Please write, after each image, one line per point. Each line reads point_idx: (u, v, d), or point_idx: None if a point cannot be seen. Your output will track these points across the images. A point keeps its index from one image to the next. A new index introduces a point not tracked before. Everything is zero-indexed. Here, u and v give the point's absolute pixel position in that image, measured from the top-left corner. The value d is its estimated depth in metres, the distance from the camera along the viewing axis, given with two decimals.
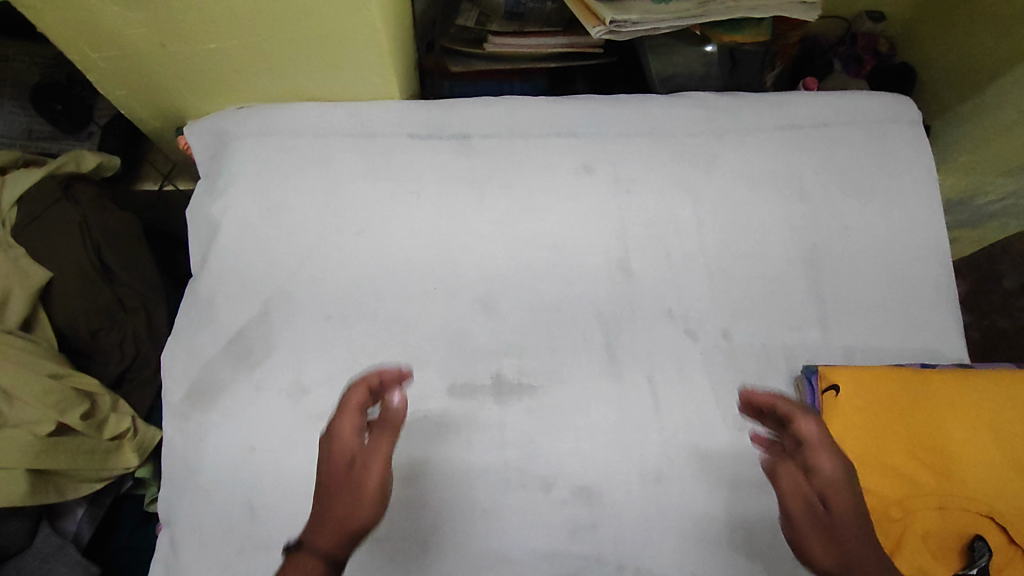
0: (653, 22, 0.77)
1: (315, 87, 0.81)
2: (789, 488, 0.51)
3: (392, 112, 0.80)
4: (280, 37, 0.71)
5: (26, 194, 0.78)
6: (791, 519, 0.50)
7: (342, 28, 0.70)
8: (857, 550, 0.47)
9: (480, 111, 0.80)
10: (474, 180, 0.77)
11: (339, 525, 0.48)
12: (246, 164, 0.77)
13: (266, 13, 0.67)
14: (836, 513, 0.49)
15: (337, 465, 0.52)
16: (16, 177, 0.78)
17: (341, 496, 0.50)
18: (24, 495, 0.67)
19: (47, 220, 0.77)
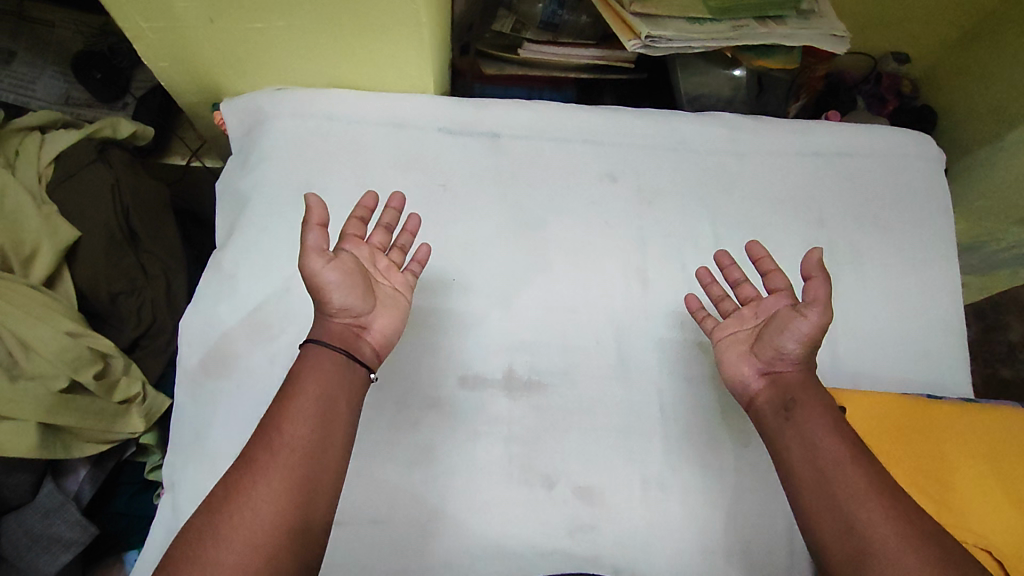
0: (687, 41, 0.79)
1: (353, 76, 0.83)
2: (788, 341, 0.56)
3: (426, 104, 0.81)
4: (324, 22, 0.72)
5: (62, 153, 0.79)
6: (779, 356, 0.57)
7: (385, 19, 0.72)
8: (810, 386, 0.57)
9: (511, 112, 0.82)
10: (499, 179, 0.79)
11: (308, 414, 0.51)
12: (280, 145, 0.79)
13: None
14: (808, 370, 0.58)
15: (309, 371, 0.53)
16: (52, 137, 0.80)
17: (303, 391, 0.52)
18: (34, 447, 0.69)
19: (81, 180, 0.78)
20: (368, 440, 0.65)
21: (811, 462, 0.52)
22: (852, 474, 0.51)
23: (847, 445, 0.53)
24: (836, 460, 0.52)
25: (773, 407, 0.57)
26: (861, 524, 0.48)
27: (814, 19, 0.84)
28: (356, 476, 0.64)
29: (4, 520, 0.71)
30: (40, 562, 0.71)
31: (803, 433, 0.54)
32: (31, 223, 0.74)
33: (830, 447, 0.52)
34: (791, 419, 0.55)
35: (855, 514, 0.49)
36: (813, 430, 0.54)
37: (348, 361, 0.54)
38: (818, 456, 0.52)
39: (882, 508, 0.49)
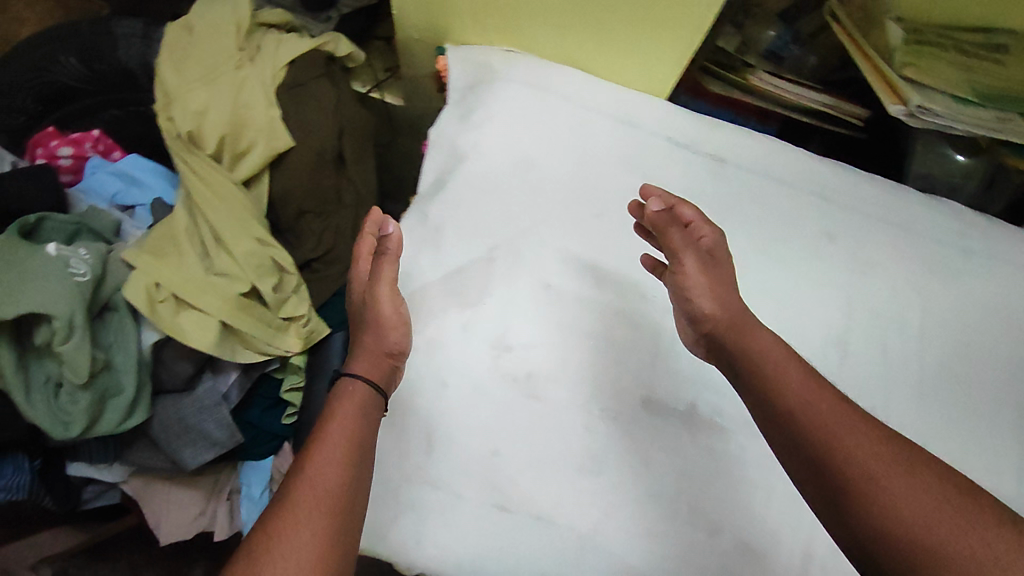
0: (951, 120, 0.74)
1: (591, 61, 0.80)
2: (698, 298, 0.57)
3: (659, 110, 0.78)
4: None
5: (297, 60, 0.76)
6: (696, 313, 0.57)
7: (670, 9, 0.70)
8: (746, 323, 0.55)
9: (741, 139, 0.78)
10: (718, 206, 0.75)
11: (341, 450, 0.52)
12: (506, 109, 0.77)
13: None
14: (733, 309, 0.56)
15: (342, 412, 0.55)
16: (286, 40, 0.75)
17: (341, 423, 0.54)
18: (212, 343, 0.69)
19: (307, 91, 0.75)
20: (543, 436, 0.65)
21: (774, 412, 0.48)
22: (824, 402, 0.47)
23: (802, 380, 0.49)
24: (803, 396, 0.47)
25: (721, 364, 0.56)
26: (852, 465, 0.43)
27: None
28: (529, 468, 0.64)
29: (159, 398, 0.74)
30: (186, 452, 0.74)
31: (767, 382, 0.50)
32: (255, 122, 0.72)
33: (795, 376, 0.49)
34: (738, 376, 0.53)
35: (847, 454, 0.44)
36: (774, 372, 0.50)
37: (371, 396, 0.57)
38: (778, 413, 0.48)
39: (868, 442, 0.44)
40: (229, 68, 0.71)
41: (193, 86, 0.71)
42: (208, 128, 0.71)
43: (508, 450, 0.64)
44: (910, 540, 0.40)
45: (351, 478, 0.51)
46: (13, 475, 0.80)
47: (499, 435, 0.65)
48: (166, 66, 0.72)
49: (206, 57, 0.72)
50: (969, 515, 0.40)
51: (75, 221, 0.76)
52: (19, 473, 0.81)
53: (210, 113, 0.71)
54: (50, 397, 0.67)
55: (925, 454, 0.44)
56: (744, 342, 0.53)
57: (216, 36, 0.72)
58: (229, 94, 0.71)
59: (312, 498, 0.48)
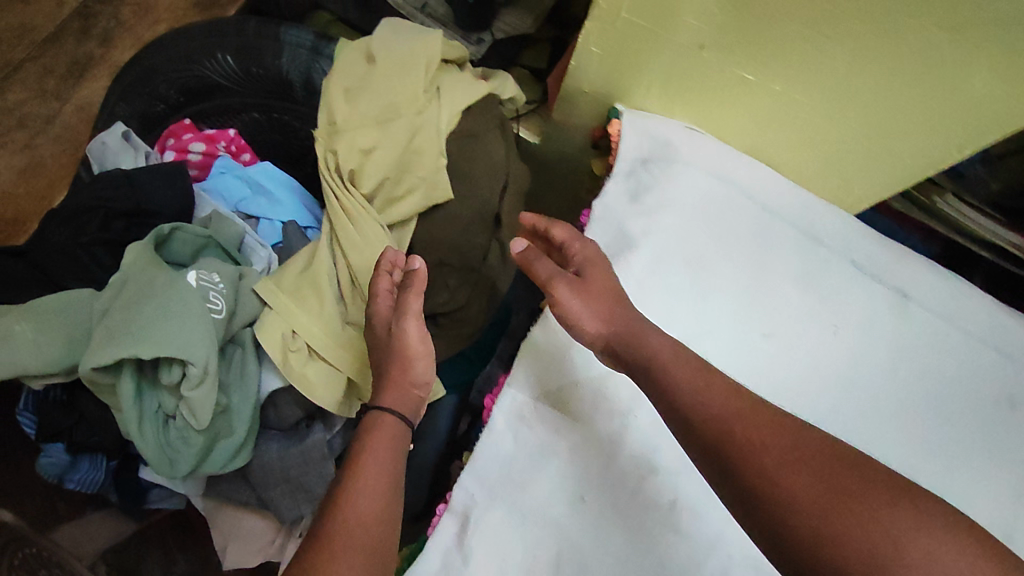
0: None
1: (785, 162, 0.72)
2: (574, 304, 0.56)
3: (846, 228, 0.72)
4: (835, 102, 0.63)
5: (474, 109, 0.71)
6: (573, 320, 0.56)
7: (905, 130, 0.63)
8: (634, 328, 0.54)
9: (925, 275, 0.72)
10: (892, 350, 0.69)
11: (376, 467, 0.48)
12: (683, 198, 0.71)
13: (848, 82, 0.60)
14: (616, 311, 0.55)
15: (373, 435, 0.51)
16: (463, 80, 0.70)
17: (369, 459, 0.48)
18: (334, 401, 0.65)
19: (480, 145, 0.70)
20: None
21: (676, 416, 0.48)
22: (722, 407, 0.46)
23: (698, 378, 0.49)
24: (690, 384, 0.48)
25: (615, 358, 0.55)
26: (713, 431, 0.46)
27: None
28: None
29: (263, 436, 0.70)
30: (282, 504, 0.70)
31: (664, 393, 0.49)
32: (421, 170, 0.66)
33: (679, 374, 0.49)
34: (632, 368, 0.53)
35: (707, 419, 0.46)
36: (656, 366, 0.51)
37: (397, 423, 0.53)
38: (685, 413, 0.47)
39: (740, 410, 0.46)
40: (405, 109, 0.66)
41: (365, 122, 0.66)
42: (370, 167, 0.65)
43: None
44: (814, 522, 0.40)
45: (387, 501, 0.47)
46: (88, 472, 0.79)
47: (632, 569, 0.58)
48: (338, 93, 0.66)
49: (383, 93, 0.66)
50: (889, 505, 0.41)
51: (206, 235, 0.70)
52: (93, 470, 0.79)
53: (376, 151, 0.65)
54: (160, 427, 0.63)
55: (782, 414, 0.47)
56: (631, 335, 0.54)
57: (395, 71, 0.66)
58: (400, 135, 0.65)
59: (350, 527, 0.44)
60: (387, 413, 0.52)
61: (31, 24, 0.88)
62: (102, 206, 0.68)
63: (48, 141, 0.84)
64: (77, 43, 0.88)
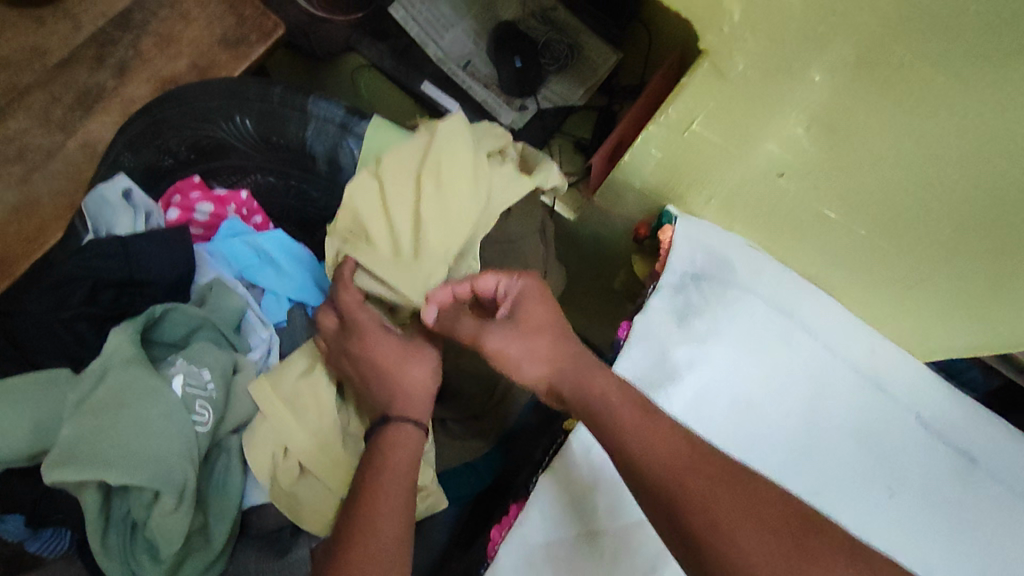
0: None
1: (855, 295, 0.65)
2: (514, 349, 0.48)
3: (911, 378, 0.65)
4: (923, 252, 0.56)
5: (516, 213, 0.66)
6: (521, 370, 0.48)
7: (1003, 292, 0.56)
8: (581, 369, 0.47)
9: (1000, 439, 0.64)
10: (962, 525, 0.61)
11: (395, 489, 0.45)
12: (739, 326, 0.63)
13: (949, 237, 0.53)
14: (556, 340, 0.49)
15: (386, 452, 0.47)
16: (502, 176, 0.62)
17: (390, 473, 0.46)
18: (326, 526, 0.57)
19: (515, 252, 0.65)
20: None
21: (638, 482, 0.41)
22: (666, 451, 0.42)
23: (651, 427, 0.43)
24: (652, 442, 0.42)
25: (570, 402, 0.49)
26: (658, 484, 0.40)
27: None
28: None
29: (241, 547, 0.61)
30: None
31: (611, 439, 0.43)
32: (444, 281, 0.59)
33: (613, 399, 0.45)
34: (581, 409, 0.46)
35: (653, 472, 0.40)
36: (583, 393, 0.46)
37: (412, 434, 0.49)
38: (638, 474, 0.41)
39: (696, 463, 0.40)
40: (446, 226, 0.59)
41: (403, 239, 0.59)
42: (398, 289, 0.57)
43: None
44: None
45: (405, 527, 0.44)
46: (52, 538, 0.70)
47: None
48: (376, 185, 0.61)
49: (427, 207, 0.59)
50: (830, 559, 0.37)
51: (201, 316, 0.63)
52: (57, 536, 0.70)
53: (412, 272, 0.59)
54: (124, 537, 0.55)
55: (734, 462, 0.41)
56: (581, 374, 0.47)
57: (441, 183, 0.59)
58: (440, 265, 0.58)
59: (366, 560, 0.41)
60: (400, 426, 0.49)
61: (41, 45, 0.81)
62: (91, 276, 0.61)
63: (45, 176, 0.77)
64: (88, 71, 0.81)
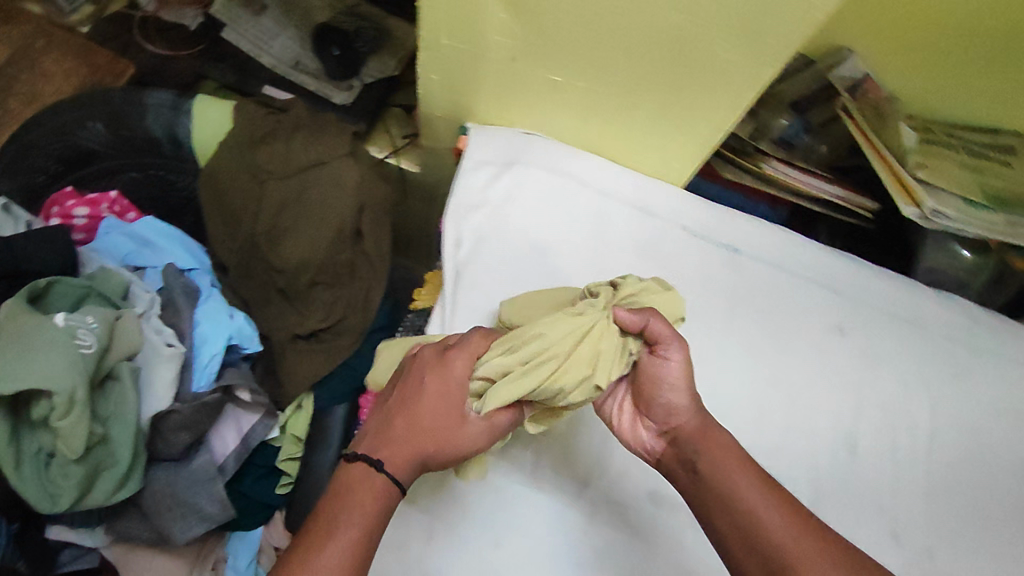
0: (969, 225, 0.74)
1: (613, 147, 0.81)
2: (673, 398, 0.58)
3: (677, 199, 0.80)
4: (628, 92, 0.71)
5: (321, 137, 0.76)
6: (669, 411, 0.59)
7: (695, 111, 0.70)
8: (711, 429, 0.58)
9: (756, 231, 0.79)
10: (732, 299, 0.76)
11: (347, 531, 0.48)
12: (524, 193, 0.78)
13: (635, 75, 0.69)
14: (700, 411, 0.59)
15: (349, 482, 0.50)
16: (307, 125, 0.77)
17: (347, 512, 0.49)
18: None
19: (328, 169, 0.76)
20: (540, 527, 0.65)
21: (755, 548, 0.52)
22: (773, 517, 0.53)
23: (761, 490, 0.54)
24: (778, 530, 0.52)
25: (679, 463, 0.59)
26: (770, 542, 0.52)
27: None
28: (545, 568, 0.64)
29: (153, 469, 0.72)
30: (175, 526, 0.71)
31: (745, 526, 0.53)
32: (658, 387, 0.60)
33: (741, 481, 0.55)
34: (698, 472, 0.57)
35: (772, 534, 0.52)
36: (707, 453, 0.57)
37: (387, 487, 0.51)
38: (738, 521, 0.53)
39: (789, 524, 0.52)
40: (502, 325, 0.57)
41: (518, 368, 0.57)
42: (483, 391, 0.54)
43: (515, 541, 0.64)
44: None
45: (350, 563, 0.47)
46: None
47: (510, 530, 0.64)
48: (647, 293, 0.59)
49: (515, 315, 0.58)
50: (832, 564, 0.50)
51: (84, 285, 0.74)
52: None
53: (574, 400, 0.55)
54: (41, 467, 0.64)
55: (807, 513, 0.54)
56: (711, 449, 0.57)
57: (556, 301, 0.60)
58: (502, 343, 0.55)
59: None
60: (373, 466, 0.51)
61: None
62: None
63: None
64: None
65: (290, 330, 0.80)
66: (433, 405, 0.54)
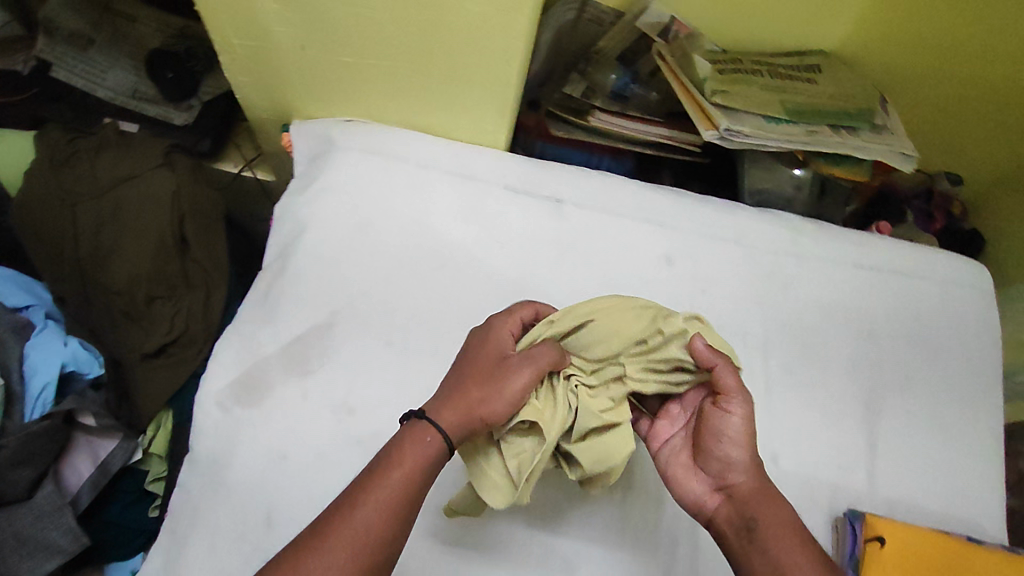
0: (762, 139, 0.81)
1: (428, 121, 0.82)
2: (728, 452, 0.55)
3: (495, 160, 0.82)
4: (416, 63, 0.73)
5: (134, 153, 0.80)
6: (724, 467, 0.56)
7: (481, 71, 0.72)
8: (768, 495, 0.55)
9: (576, 180, 0.82)
10: (558, 246, 0.78)
11: (384, 495, 0.49)
12: (343, 177, 0.79)
13: (416, 44, 0.70)
14: (759, 472, 0.55)
15: (407, 438, 0.51)
16: (118, 148, 0.80)
17: (397, 474, 0.49)
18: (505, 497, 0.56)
19: (142, 182, 0.79)
20: None
21: None
22: (796, 555, 0.51)
23: (807, 556, 0.51)
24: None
25: (736, 527, 0.54)
26: None
27: (885, 135, 0.86)
28: None
29: None
30: (22, 567, 0.69)
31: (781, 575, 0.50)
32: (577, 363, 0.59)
33: (769, 524, 0.53)
34: (751, 537, 0.53)
35: None
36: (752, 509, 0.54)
37: (438, 447, 0.51)
38: None
39: None
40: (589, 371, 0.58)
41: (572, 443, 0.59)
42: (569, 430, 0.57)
43: None
44: None
45: (387, 527, 0.48)
46: None
47: None
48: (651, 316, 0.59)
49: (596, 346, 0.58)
50: None
51: None
52: None
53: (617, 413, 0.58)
54: None
55: None
56: (768, 515, 0.53)
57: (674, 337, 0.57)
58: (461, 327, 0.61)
59: (333, 541, 0.47)
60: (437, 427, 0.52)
61: None
62: None
63: None
64: None
65: (138, 350, 0.79)
66: (491, 384, 0.54)
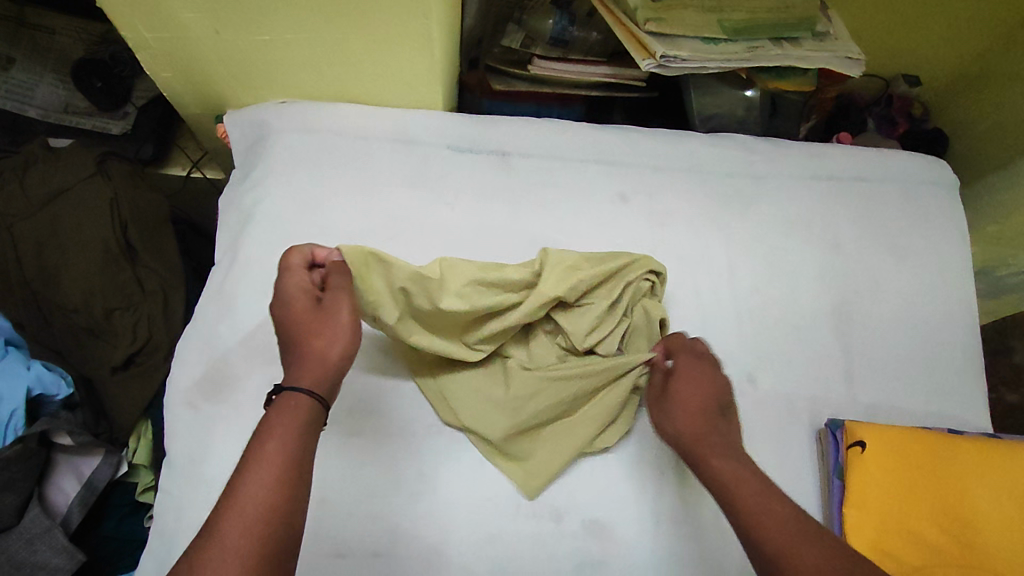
0: (702, 61, 0.80)
1: (363, 92, 0.81)
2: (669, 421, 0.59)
3: (432, 120, 0.80)
4: (334, 31, 0.70)
5: (62, 167, 0.80)
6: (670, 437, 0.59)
7: (402, 32, 0.70)
8: (711, 440, 0.55)
9: (520, 131, 0.80)
10: (510, 198, 0.77)
11: (274, 449, 0.45)
12: (282, 159, 0.77)
13: (329, 11, 0.67)
14: (696, 425, 0.57)
15: (272, 410, 0.48)
16: (46, 168, 0.80)
17: (274, 428, 0.46)
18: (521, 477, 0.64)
19: (78, 193, 0.79)
20: (357, 471, 0.63)
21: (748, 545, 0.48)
22: (752, 487, 0.50)
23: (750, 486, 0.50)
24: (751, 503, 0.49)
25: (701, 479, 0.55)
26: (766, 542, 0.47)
27: (828, 42, 0.84)
28: (379, 514, 0.61)
29: None
30: None
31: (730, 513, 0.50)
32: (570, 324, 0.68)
33: (725, 476, 0.52)
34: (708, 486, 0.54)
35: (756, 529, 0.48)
36: (704, 467, 0.54)
37: (305, 400, 0.48)
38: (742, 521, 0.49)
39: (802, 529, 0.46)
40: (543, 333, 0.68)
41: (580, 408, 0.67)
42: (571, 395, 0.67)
43: (336, 493, 0.62)
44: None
45: (286, 474, 0.44)
46: None
47: (324, 480, 0.62)
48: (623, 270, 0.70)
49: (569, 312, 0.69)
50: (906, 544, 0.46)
51: None
52: None
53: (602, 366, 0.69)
54: None
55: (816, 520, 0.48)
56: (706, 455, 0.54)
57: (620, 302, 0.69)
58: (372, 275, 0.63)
59: (235, 507, 0.43)
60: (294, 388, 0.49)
61: None
62: None
63: None
64: None
65: (106, 363, 0.77)
66: (316, 326, 0.53)
